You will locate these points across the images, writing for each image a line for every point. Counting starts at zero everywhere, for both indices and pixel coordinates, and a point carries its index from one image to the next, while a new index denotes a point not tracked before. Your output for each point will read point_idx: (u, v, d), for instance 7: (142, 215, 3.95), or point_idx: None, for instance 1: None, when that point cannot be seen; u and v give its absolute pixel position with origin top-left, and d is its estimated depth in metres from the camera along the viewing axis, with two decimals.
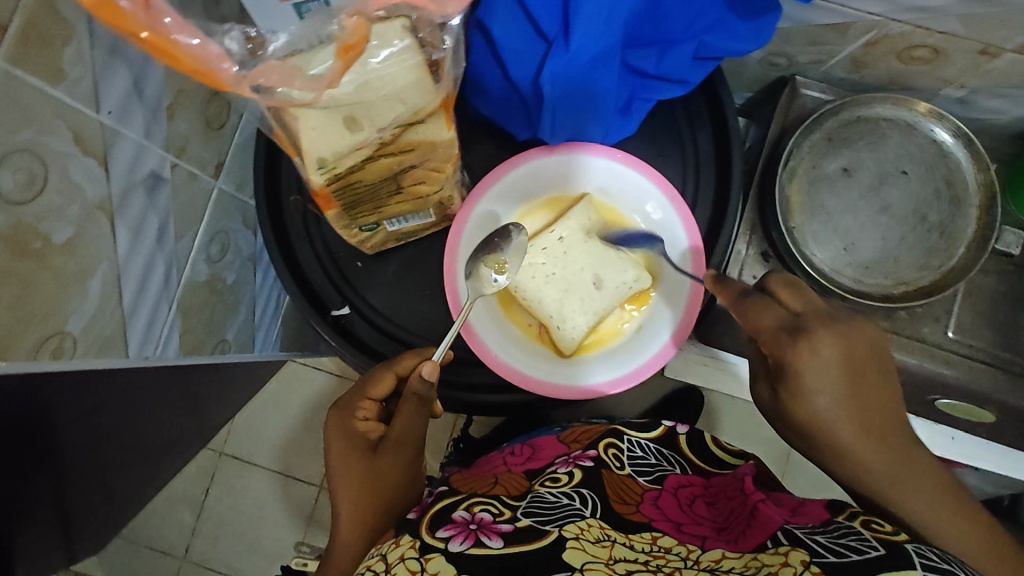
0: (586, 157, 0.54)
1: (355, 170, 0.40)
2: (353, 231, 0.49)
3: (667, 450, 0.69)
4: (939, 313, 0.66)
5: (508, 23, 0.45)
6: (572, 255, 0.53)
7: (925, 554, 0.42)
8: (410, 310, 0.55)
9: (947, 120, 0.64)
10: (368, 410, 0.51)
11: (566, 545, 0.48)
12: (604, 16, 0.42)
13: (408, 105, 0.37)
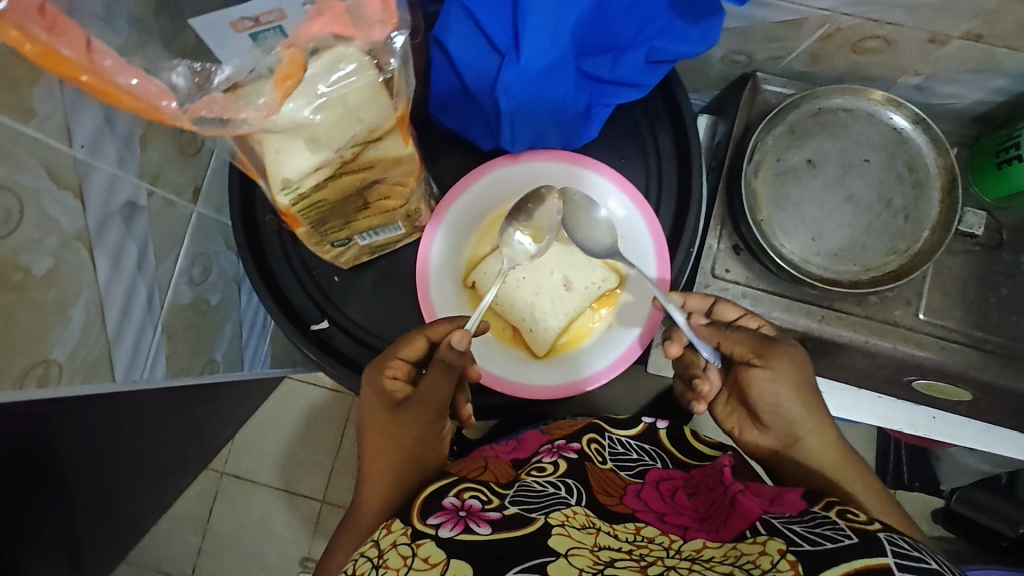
0: (548, 163, 0.56)
1: (318, 189, 0.42)
2: (326, 248, 0.51)
3: (648, 445, 0.71)
4: (909, 296, 0.67)
5: (464, 41, 0.48)
6: (540, 258, 0.55)
7: (897, 543, 0.43)
8: (388, 321, 0.57)
9: (903, 107, 0.66)
10: (397, 370, 0.53)
11: (552, 532, 0.47)
12: (550, 29, 0.45)
13: (364, 125, 0.39)
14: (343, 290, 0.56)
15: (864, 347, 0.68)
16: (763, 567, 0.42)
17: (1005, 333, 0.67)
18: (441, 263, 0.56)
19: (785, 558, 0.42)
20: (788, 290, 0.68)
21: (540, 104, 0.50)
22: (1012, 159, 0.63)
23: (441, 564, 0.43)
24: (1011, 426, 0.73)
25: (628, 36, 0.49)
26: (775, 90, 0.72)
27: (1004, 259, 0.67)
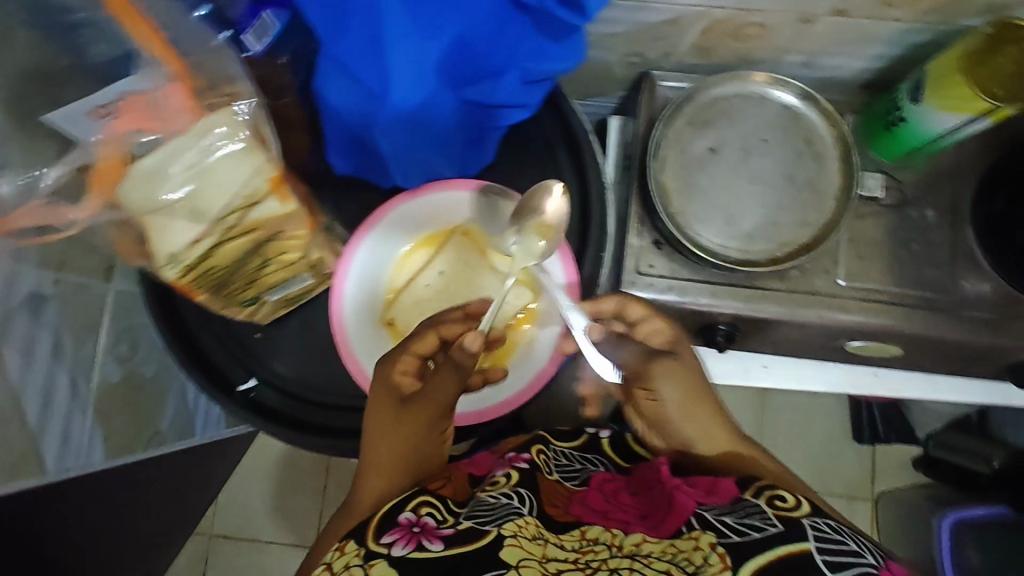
0: (448, 194, 0.56)
1: (207, 257, 0.43)
2: (235, 308, 0.51)
3: (592, 451, 0.70)
4: (828, 264, 0.70)
5: (337, 84, 0.48)
6: (454, 287, 0.58)
7: (819, 527, 0.48)
8: (316, 369, 0.57)
9: (790, 84, 0.68)
10: (407, 365, 0.54)
11: (505, 543, 0.48)
12: (415, 71, 0.45)
13: (242, 194, 0.40)
14: (265, 346, 0.57)
15: (793, 320, 0.70)
16: (696, 564, 0.46)
17: (921, 286, 0.70)
18: (357, 306, 0.56)
19: (716, 551, 0.46)
20: (712, 276, 0.70)
21: (427, 137, 0.51)
22: (898, 120, 0.65)
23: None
24: (947, 372, 0.75)
25: (501, 61, 0.50)
26: (672, 84, 0.74)
27: (909, 215, 0.70)
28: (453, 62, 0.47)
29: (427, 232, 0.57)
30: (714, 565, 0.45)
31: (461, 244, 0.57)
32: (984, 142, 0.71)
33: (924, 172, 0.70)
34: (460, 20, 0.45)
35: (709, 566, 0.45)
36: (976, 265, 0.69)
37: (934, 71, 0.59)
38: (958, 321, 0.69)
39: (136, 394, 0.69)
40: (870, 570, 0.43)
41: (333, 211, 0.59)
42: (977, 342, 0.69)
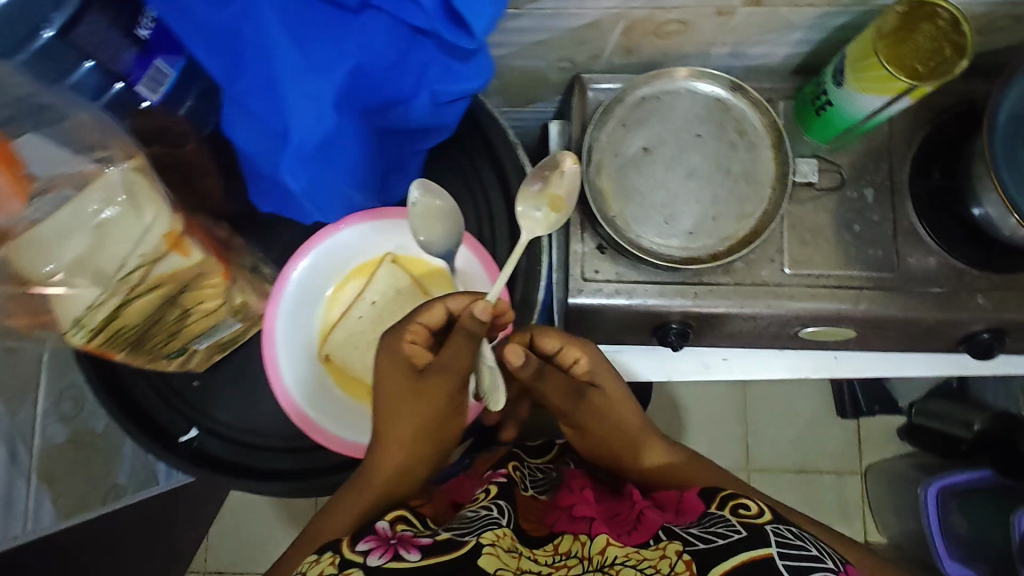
0: (372, 225, 0.56)
1: (116, 317, 0.47)
2: (167, 360, 0.55)
3: (561, 460, 0.71)
4: (772, 253, 0.69)
5: (242, 124, 0.48)
6: (388, 314, 0.56)
7: (782, 533, 0.49)
8: (260, 412, 0.58)
9: (716, 77, 0.68)
10: (416, 335, 0.51)
11: (483, 551, 0.47)
12: (314, 106, 0.44)
13: (143, 253, 0.46)
14: (203, 394, 0.58)
15: (743, 313, 0.70)
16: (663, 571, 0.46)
17: (868, 266, 0.69)
18: (291, 344, 0.56)
19: (682, 559, 0.47)
20: (658, 276, 0.69)
21: (344, 169, 0.50)
22: (825, 104, 0.65)
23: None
24: (904, 348, 0.75)
25: (410, 86, 0.49)
26: (603, 86, 0.73)
27: (849, 197, 0.70)
28: (357, 91, 0.47)
29: (355, 263, 0.57)
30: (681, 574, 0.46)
31: (392, 270, 0.56)
32: (917, 116, 0.71)
33: (858, 152, 0.71)
34: (355, 50, 0.44)
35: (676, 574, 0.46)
36: (920, 240, 0.69)
37: (851, 55, 0.59)
38: (907, 297, 0.69)
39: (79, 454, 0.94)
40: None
41: (261, 247, 0.62)
42: (928, 317, 0.69)
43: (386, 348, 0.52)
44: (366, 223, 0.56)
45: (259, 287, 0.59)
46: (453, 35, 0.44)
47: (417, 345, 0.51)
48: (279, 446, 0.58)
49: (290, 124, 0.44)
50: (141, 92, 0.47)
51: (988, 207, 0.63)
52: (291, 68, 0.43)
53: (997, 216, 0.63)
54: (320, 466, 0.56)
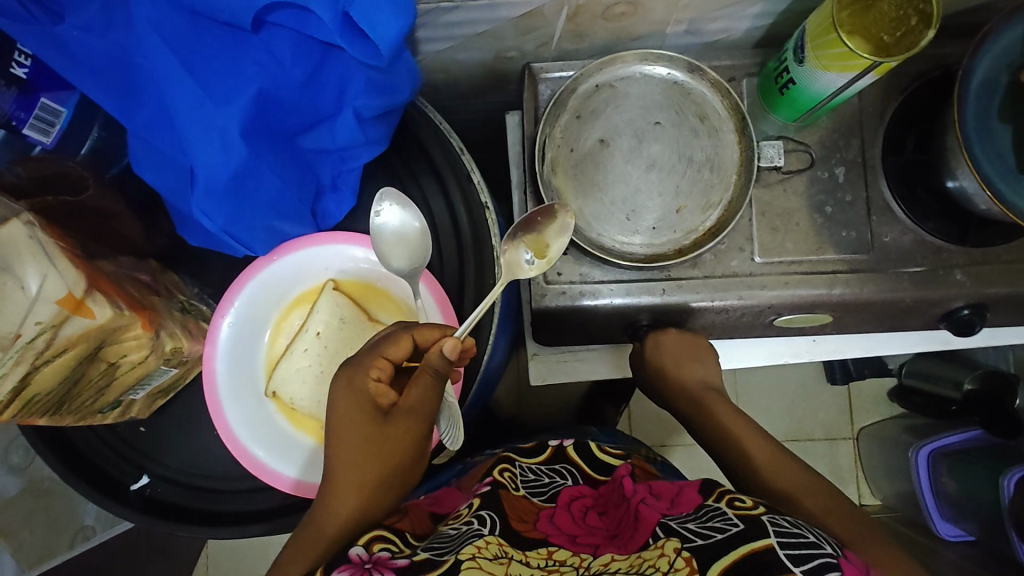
0: (308, 252, 0.57)
1: (25, 387, 0.44)
2: (97, 414, 0.53)
3: (557, 463, 0.65)
4: (742, 243, 0.66)
5: (152, 166, 0.49)
6: (331, 345, 0.57)
7: (777, 522, 0.45)
8: (216, 457, 0.60)
9: (673, 59, 0.64)
10: (382, 372, 0.51)
11: (461, 566, 0.44)
12: (217, 142, 0.44)
13: (39, 320, 0.41)
14: (151, 440, 0.60)
15: (714, 307, 0.67)
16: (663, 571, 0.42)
17: (842, 249, 0.66)
18: (235, 379, 0.57)
19: (682, 555, 0.43)
20: (624, 275, 0.65)
21: (267, 202, 0.50)
22: (788, 82, 0.61)
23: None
24: (883, 328, 0.73)
25: (331, 104, 0.49)
26: (556, 74, 0.68)
27: (819, 177, 0.67)
28: (270, 119, 0.47)
29: (296, 293, 0.59)
30: (681, 571, 0.41)
31: (334, 298, 0.57)
32: (889, 86, 0.67)
33: (827, 129, 0.67)
34: (260, 76, 0.45)
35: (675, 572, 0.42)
36: (894, 218, 0.66)
37: (810, 30, 0.56)
38: (885, 279, 0.66)
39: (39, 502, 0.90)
40: (829, 562, 0.41)
41: (196, 281, 0.62)
42: (905, 297, 0.66)
43: (347, 384, 0.51)
44: (301, 249, 0.57)
45: (192, 328, 0.58)
46: (359, 47, 0.44)
47: (382, 383, 0.51)
48: (226, 487, 0.60)
49: (197, 160, 0.45)
50: (32, 136, 0.47)
51: (962, 179, 0.60)
52: (189, 103, 0.43)
53: (972, 189, 0.60)
54: (274, 505, 0.58)
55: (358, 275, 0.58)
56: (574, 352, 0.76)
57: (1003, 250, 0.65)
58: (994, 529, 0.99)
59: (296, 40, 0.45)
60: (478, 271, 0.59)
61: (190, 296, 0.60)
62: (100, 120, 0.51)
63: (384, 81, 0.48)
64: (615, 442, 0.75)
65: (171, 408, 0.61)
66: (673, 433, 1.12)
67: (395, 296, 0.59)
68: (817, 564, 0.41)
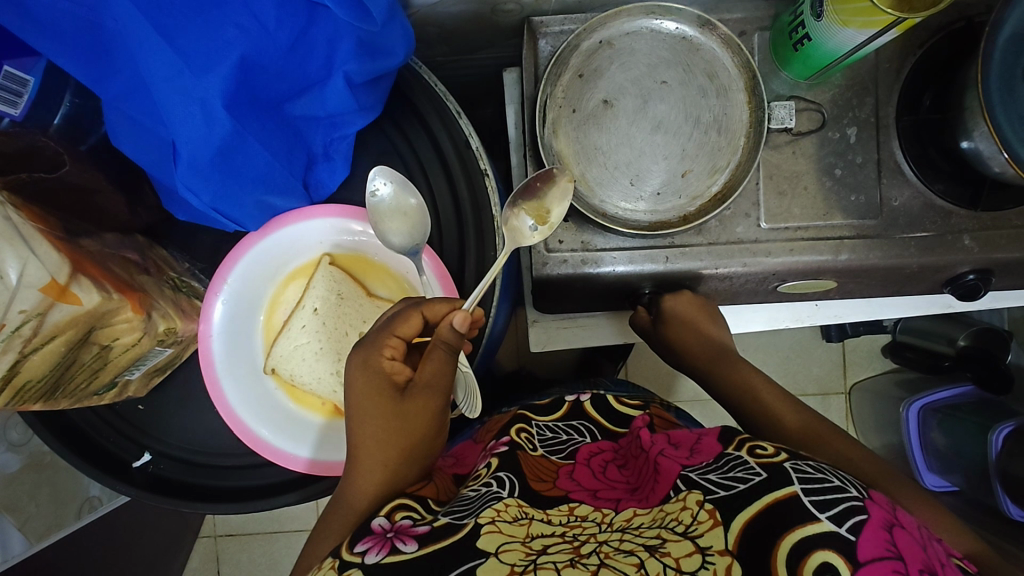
0: (299, 226, 0.56)
1: (13, 376, 0.42)
2: (92, 395, 0.53)
3: (573, 420, 0.64)
4: (748, 208, 0.64)
5: (131, 137, 0.46)
6: (330, 319, 0.57)
7: (801, 469, 0.43)
8: (216, 432, 0.61)
9: (682, 12, 0.61)
10: (395, 350, 0.51)
11: (482, 531, 0.43)
12: (200, 114, 0.42)
13: (23, 308, 0.39)
14: (149, 417, 0.60)
15: (718, 274, 0.66)
16: (685, 524, 0.41)
17: (850, 214, 0.64)
18: (233, 358, 0.57)
19: (704, 508, 0.41)
20: (627, 244, 0.64)
21: (255, 175, 0.48)
22: (803, 38, 0.58)
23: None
24: (886, 293, 0.73)
25: (320, 68, 0.47)
26: (556, 29, 0.64)
27: (829, 138, 0.64)
28: (254, 86, 0.44)
29: (292, 266, 0.58)
30: (704, 523, 0.40)
31: (331, 272, 0.57)
32: (907, 40, 0.63)
33: (840, 87, 0.64)
34: (241, 41, 0.42)
35: (698, 524, 0.40)
36: (905, 180, 0.64)
37: None
38: (891, 245, 0.64)
39: (43, 477, 0.89)
40: (856, 504, 0.39)
41: (186, 256, 0.61)
42: (911, 263, 0.65)
43: (361, 364, 0.51)
44: (293, 224, 0.56)
45: (185, 305, 0.57)
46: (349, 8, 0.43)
47: (397, 360, 0.51)
48: (232, 463, 0.60)
49: (179, 135, 0.42)
50: (2, 109, 0.45)
51: (978, 141, 0.58)
52: (166, 72, 0.40)
53: (987, 151, 0.57)
54: (278, 481, 0.59)
55: (353, 248, 0.58)
56: (576, 319, 0.76)
57: (1013, 214, 0.64)
58: (983, 485, 1.02)
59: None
60: (478, 241, 0.57)
61: (179, 273, 0.59)
62: (72, 87, 0.51)
63: (372, 42, 0.47)
64: (627, 391, 0.75)
65: (169, 383, 0.61)
66: (669, 391, 1.13)
67: (394, 271, 0.59)
68: (843, 507, 0.38)
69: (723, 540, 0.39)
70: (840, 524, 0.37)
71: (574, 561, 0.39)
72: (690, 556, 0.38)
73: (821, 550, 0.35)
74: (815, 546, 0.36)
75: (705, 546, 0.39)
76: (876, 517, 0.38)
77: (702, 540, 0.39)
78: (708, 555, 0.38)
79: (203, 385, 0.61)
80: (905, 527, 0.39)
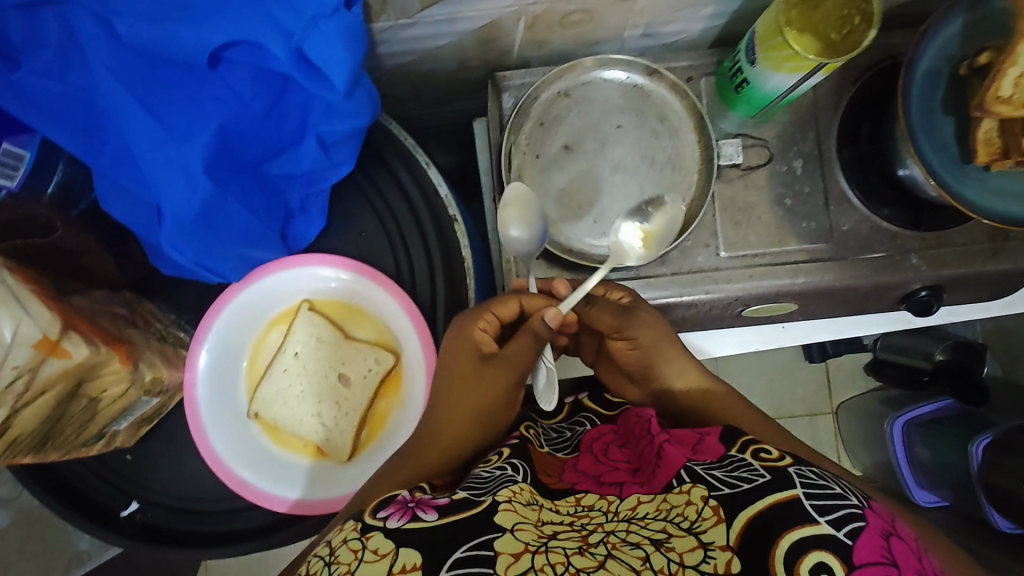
0: (278, 276, 0.59)
1: (5, 430, 0.44)
2: (83, 447, 0.55)
3: (575, 416, 0.70)
4: (707, 238, 0.68)
5: (119, 202, 0.49)
6: (310, 363, 0.61)
7: (805, 474, 0.45)
8: (201, 477, 0.62)
9: (632, 63, 0.66)
10: (488, 325, 0.53)
11: (499, 508, 0.45)
12: (183, 179, 0.45)
13: (16, 364, 0.41)
14: (135, 467, 0.61)
15: (683, 301, 0.69)
16: (689, 520, 0.42)
17: (803, 239, 0.68)
18: (218, 404, 0.60)
19: (709, 504, 0.43)
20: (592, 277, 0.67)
21: (235, 232, 0.52)
22: (742, 82, 0.63)
23: (390, 553, 0.40)
24: (847, 313, 0.76)
25: (294, 131, 0.51)
26: (517, 82, 0.69)
27: (778, 170, 0.69)
28: (233, 150, 0.48)
29: (272, 314, 0.61)
30: (707, 519, 0.42)
31: (310, 317, 0.60)
32: (841, 79, 0.69)
33: (784, 124, 0.69)
34: (220, 112, 0.46)
35: (703, 521, 0.42)
36: (851, 206, 0.68)
37: (759, 32, 0.58)
38: (844, 266, 0.68)
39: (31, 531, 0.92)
40: (855, 512, 0.40)
41: (172, 309, 0.63)
42: (865, 283, 0.69)
43: (458, 330, 0.54)
44: (271, 274, 0.59)
45: (170, 355, 0.60)
46: (314, 83, 0.46)
47: (487, 333, 0.53)
48: (215, 509, 0.61)
49: (163, 198, 0.46)
50: None
51: (912, 167, 0.61)
52: (149, 143, 0.44)
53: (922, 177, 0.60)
54: (263, 524, 0.60)
55: (330, 293, 0.61)
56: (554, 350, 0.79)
57: (955, 233, 0.68)
58: (969, 498, 1.02)
59: (255, 73, 0.46)
60: (448, 279, 0.59)
61: (166, 324, 0.61)
62: (65, 157, 0.52)
63: (335, 106, 0.49)
64: None
65: (154, 433, 0.62)
66: None
67: (371, 313, 0.61)
68: (842, 513, 0.39)
69: (724, 536, 0.40)
70: (838, 528, 0.38)
71: (582, 549, 0.41)
72: (693, 550, 0.39)
73: (816, 550, 0.37)
74: (813, 545, 0.37)
75: (707, 541, 0.40)
76: (874, 525, 0.39)
77: (705, 536, 0.40)
78: (709, 550, 0.39)
79: (188, 434, 0.63)
80: (903, 538, 0.40)
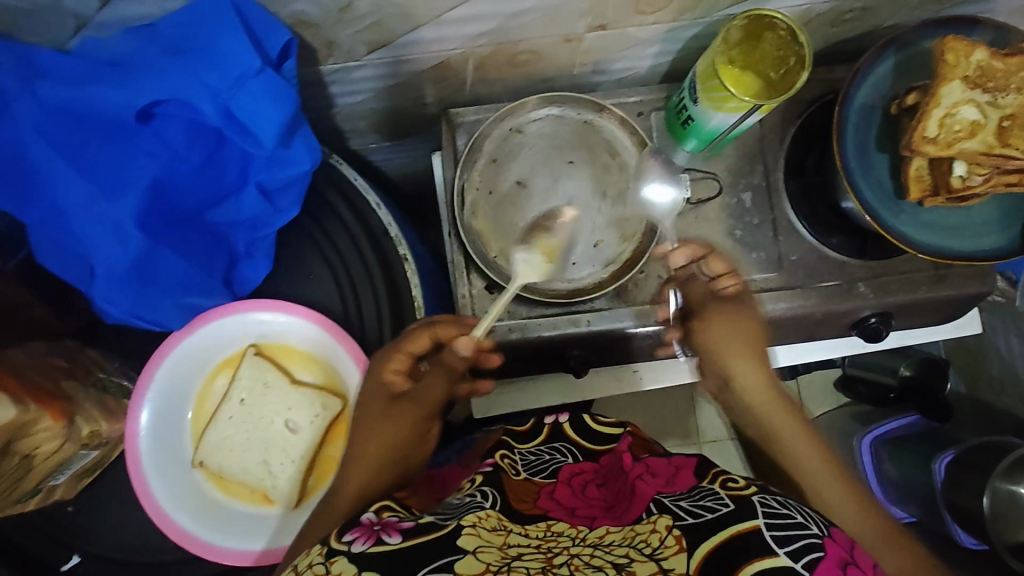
0: (221, 322, 0.58)
1: None
2: (19, 504, 0.54)
3: (556, 442, 0.65)
4: (660, 271, 0.69)
5: (53, 256, 0.49)
6: (256, 410, 0.60)
7: (767, 503, 0.45)
8: (146, 527, 0.61)
9: (583, 100, 0.67)
10: (401, 364, 0.56)
11: (462, 532, 0.44)
12: (113, 232, 0.48)
13: None
14: (77, 519, 0.60)
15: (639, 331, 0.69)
16: (652, 546, 0.42)
17: (754, 269, 0.69)
18: (161, 455, 0.59)
19: (672, 534, 0.43)
20: (548, 310, 0.67)
21: (174, 282, 0.53)
22: (687, 119, 0.64)
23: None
24: (803, 339, 0.77)
25: (235, 179, 0.52)
26: (470, 119, 0.69)
27: (728, 203, 0.70)
28: (167, 203, 0.51)
29: (218, 360, 0.61)
30: (670, 547, 0.41)
31: (256, 362, 0.60)
32: (786, 113, 0.71)
33: (732, 157, 0.71)
34: (152, 166, 0.48)
35: (664, 548, 0.41)
36: (800, 237, 0.69)
37: (700, 72, 0.59)
38: (796, 296, 0.69)
39: None
40: (816, 542, 0.41)
41: (117, 354, 0.62)
42: (816, 311, 0.70)
43: (368, 373, 0.57)
44: (213, 321, 0.58)
45: (112, 404, 0.59)
46: (244, 139, 0.49)
47: (399, 373, 0.56)
48: (159, 560, 0.60)
49: (98, 253, 0.48)
50: None
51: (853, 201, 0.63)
52: (82, 198, 0.47)
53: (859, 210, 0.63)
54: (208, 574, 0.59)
55: (276, 338, 0.60)
56: (516, 382, 0.79)
57: (900, 262, 0.69)
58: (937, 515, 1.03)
59: (187, 126, 0.48)
60: (397, 319, 0.59)
61: (109, 371, 0.60)
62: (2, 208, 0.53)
63: (276, 156, 0.51)
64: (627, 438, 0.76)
65: (97, 483, 0.61)
66: None
67: (317, 357, 0.60)
68: (801, 544, 0.40)
69: (685, 564, 0.40)
70: (797, 560, 0.39)
71: (545, 569, 0.40)
72: None
73: None
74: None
75: (668, 568, 0.40)
76: (832, 556, 0.40)
77: (666, 563, 0.40)
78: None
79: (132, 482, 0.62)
80: (860, 567, 0.40)
